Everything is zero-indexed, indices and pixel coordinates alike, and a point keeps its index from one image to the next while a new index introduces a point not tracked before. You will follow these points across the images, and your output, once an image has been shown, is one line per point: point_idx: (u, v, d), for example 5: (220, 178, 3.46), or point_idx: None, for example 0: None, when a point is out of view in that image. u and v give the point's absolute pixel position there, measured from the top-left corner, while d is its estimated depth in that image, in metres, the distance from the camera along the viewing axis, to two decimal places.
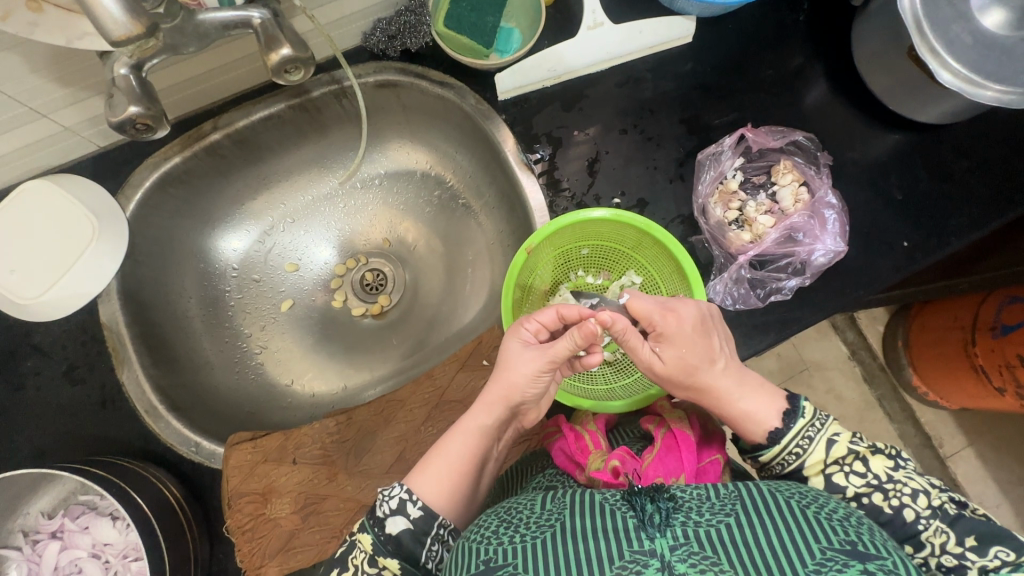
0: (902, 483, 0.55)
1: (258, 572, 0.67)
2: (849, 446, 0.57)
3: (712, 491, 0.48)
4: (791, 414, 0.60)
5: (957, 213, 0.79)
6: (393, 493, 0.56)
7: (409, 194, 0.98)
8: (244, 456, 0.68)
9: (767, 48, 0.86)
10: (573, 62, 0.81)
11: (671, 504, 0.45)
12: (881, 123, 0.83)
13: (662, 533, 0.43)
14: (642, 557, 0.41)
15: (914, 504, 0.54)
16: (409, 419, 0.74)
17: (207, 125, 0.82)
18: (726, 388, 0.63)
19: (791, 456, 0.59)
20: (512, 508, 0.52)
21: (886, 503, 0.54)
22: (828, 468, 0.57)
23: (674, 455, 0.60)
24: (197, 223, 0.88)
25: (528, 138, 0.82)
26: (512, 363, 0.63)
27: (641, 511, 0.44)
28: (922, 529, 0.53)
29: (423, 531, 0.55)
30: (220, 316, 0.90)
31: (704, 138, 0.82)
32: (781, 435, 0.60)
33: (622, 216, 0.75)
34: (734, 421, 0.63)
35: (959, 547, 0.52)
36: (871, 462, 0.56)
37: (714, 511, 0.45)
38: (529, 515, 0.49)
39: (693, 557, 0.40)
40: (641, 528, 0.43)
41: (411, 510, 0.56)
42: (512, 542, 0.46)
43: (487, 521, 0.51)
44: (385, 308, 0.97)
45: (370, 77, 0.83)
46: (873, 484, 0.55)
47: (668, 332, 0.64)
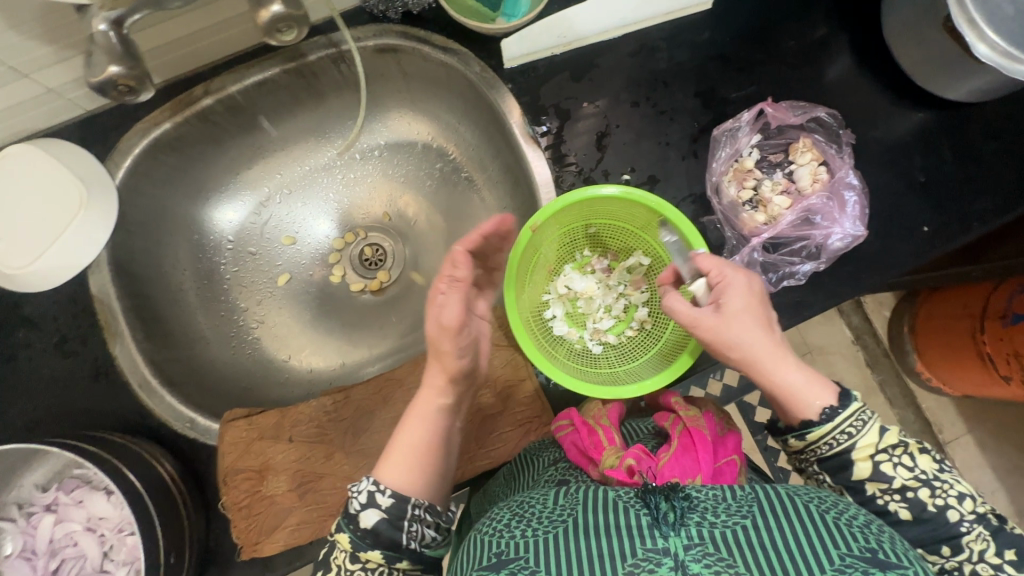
0: (949, 484, 0.55)
1: (255, 549, 0.66)
2: (900, 437, 0.56)
3: (727, 490, 0.46)
4: (844, 396, 0.57)
5: (983, 197, 0.76)
6: (362, 488, 0.54)
7: (411, 166, 0.95)
8: (239, 432, 0.69)
9: (792, 17, 0.81)
10: (584, 29, 0.77)
11: (687, 504, 0.43)
12: (908, 100, 0.79)
13: (676, 532, 0.41)
14: (654, 556, 0.40)
15: (959, 507, 0.54)
16: (408, 399, 0.71)
17: (198, 89, 0.78)
18: (778, 356, 0.61)
19: (841, 439, 0.56)
20: (524, 501, 0.51)
21: (932, 501, 0.54)
22: (877, 455, 0.55)
23: (690, 455, 0.58)
24: (190, 193, 0.85)
25: (536, 109, 0.78)
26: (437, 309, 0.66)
27: (656, 510, 0.43)
28: (965, 532, 0.53)
29: (399, 517, 0.54)
30: (216, 289, 0.88)
31: (720, 113, 0.78)
32: (833, 414, 0.56)
33: (633, 194, 0.71)
34: (785, 394, 0.59)
35: (997, 558, 0.52)
36: (919, 458, 0.55)
37: (730, 512, 0.43)
38: (541, 509, 0.48)
39: (708, 558, 0.39)
40: (655, 526, 0.42)
41: (381, 500, 0.54)
42: (522, 534, 0.45)
43: (499, 513, 0.50)
44: (385, 284, 0.95)
45: (370, 41, 0.79)
46: (921, 479, 0.54)
47: (730, 281, 0.63)
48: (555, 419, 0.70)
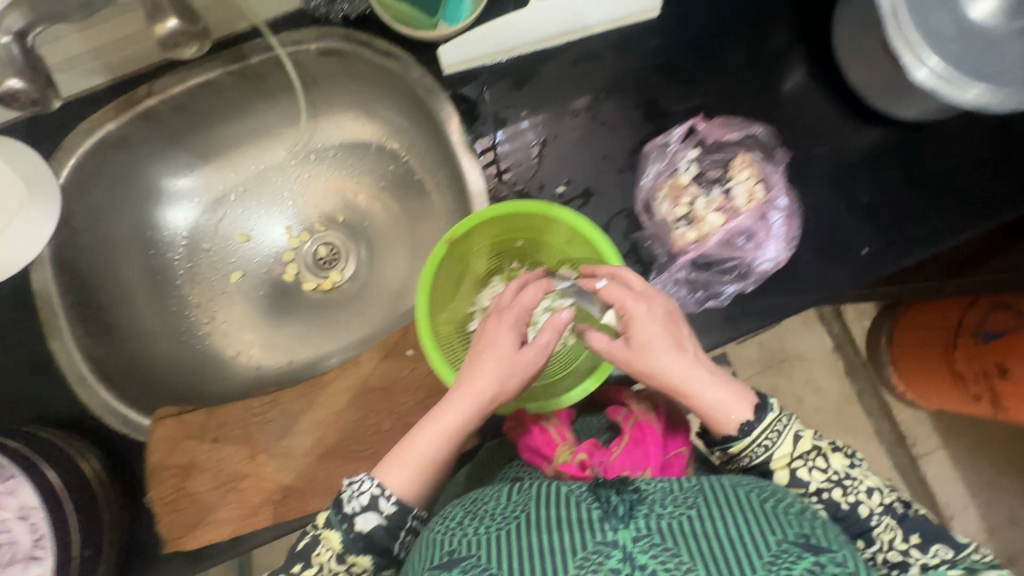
0: (859, 481, 0.57)
1: (177, 543, 0.69)
2: (812, 442, 0.59)
3: (675, 483, 0.48)
4: (761, 409, 0.58)
5: (929, 221, 0.74)
6: (365, 491, 0.56)
7: (365, 166, 0.96)
8: (167, 430, 0.71)
9: (744, 27, 0.78)
10: (524, 37, 0.75)
11: (637, 497, 0.45)
12: (856, 118, 0.76)
13: (625, 525, 0.42)
14: (604, 548, 0.41)
15: (868, 501, 0.56)
16: (332, 404, 0.72)
17: (142, 90, 0.79)
18: (691, 379, 0.59)
19: (759, 452, 0.58)
20: (478, 499, 0.52)
21: (844, 499, 0.56)
22: (793, 463, 0.58)
23: (640, 449, 0.63)
24: (140, 191, 0.87)
25: (473, 117, 0.77)
26: (497, 344, 0.60)
27: (606, 502, 0.44)
28: (874, 526, 0.55)
29: (397, 525, 0.57)
30: (165, 286, 0.89)
31: (661, 126, 0.77)
32: (751, 429, 0.57)
33: (555, 211, 0.70)
34: (707, 413, 0.59)
35: (905, 544, 0.55)
36: (831, 459, 0.58)
37: (677, 504, 0.45)
38: (495, 507, 0.49)
39: (654, 548, 0.41)
40: (605, 519, 0.43)
41: (383, 506, 0.57)
42: (477, 531, 0.46)
43: (453, 510, 0.51)
44: (337, 284, 0.98)
45: (312, 44, 0.79)
46: (833, 479, 0.57)
47: (638, 308, 0.59)
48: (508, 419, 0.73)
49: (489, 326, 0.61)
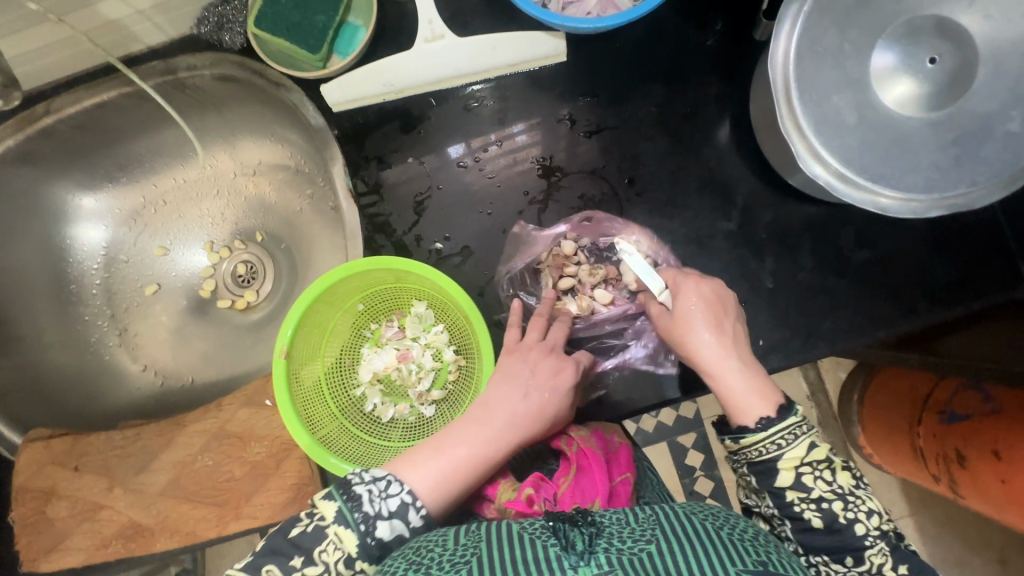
0: (861, 499, 0.52)
1: (30, 565, 0.71)
2: (827, 452, 0.52)
3: (630, 516, 0.48)
4: (784, 410, 0.54)
5: (836, 316, 0.67)
6: (394, 495, 0.50)
7: (282, 188, 0.94)
8: (34, 453, 0.73)
9: (657, 80, 0.71)
10: (410, 78, 0.70)
11: (594, 530, 0.44)
12: (771, 192, 0.69)
13: (585, 562, 0.41)
14: None
15: (866, 522, 0.51)
16: (189, 445, 0.72)
17: (41, 107, 0.79)
18: (726, 364, 0.58)
19: (770, 448, 0.53)
20: (420, 547, 0.48)
21: (843, 514, 0.51)
22: (801, 467, 0.52)
23: (588, 477, 0.57)
24: (49, 207, 0.88)
25: (357, 160, 0.73)
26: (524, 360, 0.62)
27: (565, 539, 0.43)
28: (869, 547, 0.51)
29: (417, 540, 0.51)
30: (76, 297, 0.91)
31: (554, 184, 0.71)
32: (767, 424, 0.53)
33: (397, 262, 0.63)
34: (723, 397, 0.57)
35: (893, 572, 0.50)
36: (838, 475, 0.52)
37: (635, 538, 0.44)
38: (440, 553, 0.46)
39: None
40: (563, 556, 0.42)
41: (411, 517, 0.50)
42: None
43: (393, 564, 0.46)
44: (252, 303, 0.96)
45: (206, 70, 0.77)
46: (837, 492, 0.52)
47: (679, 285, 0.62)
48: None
49: (508, 360, 0.62)
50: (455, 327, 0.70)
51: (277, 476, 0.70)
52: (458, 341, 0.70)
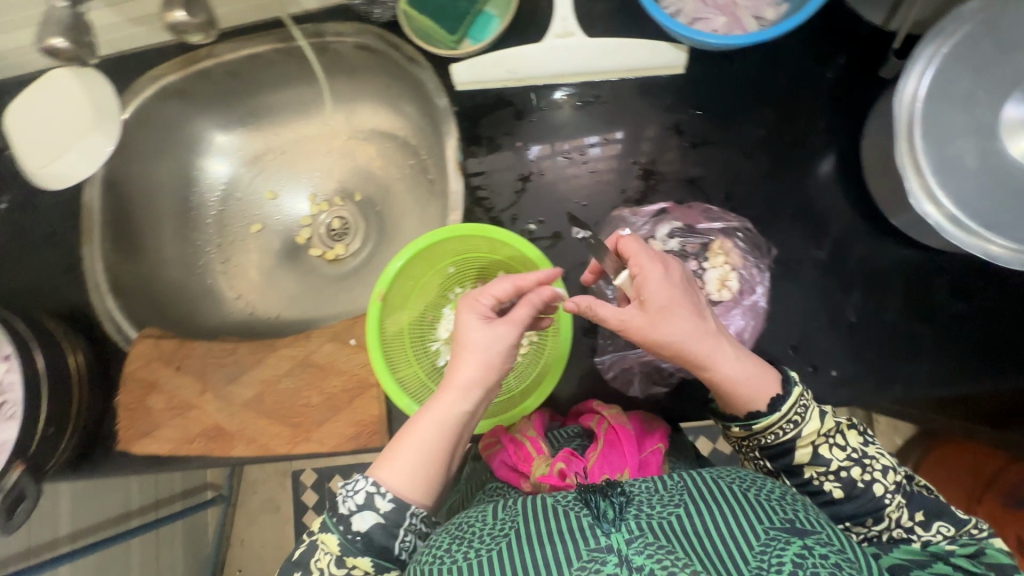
0: (875, 460, 0.60)
1: (126, 445, 0.80)
2: (836, 422, 0.60)
3: (659, 482, 0.55)
4: (787, 383, 0.60)
5: (914, 363, 0.66)
6: (360, 489, 0.60)
7: (388, 156, 1.02)
8: (146, 348, 0.82)
9: (770, 103, 0.73)
10: (534, 70, 0.74)
11: (624, 499, 0.52)
12: (869, 229, 0.69)
13: (616, 529, 0.48)
14: (600, 555, 0.46)
15: (883, 480, 0.59)
16: (276, 366, 0.79)
17: (203, 51, 0.90)
18: (712, 348, 0.60)
19: (787, 427, 0.60)
20: (463, 522, 0.56)
21: (861, 478, 0.59)
22: (817, 441, 0.60)
23: (617, 451, 0.67)
24: (190, 139, 0.98)
25: (470, 137, 0.79)
26: (472, 339, 0.61)
27: (596, 509, 0.50)
28: (888, 505, 0.59)
29: (394, 522, 0.59)
30: (194, 222, 1.00)
31: (652, 188, 0.74)
32: (779, 404, 0.59)
33: (494, 232, 0.68)
34: (728, 386, 0.60)
35: (910, 521, 0.59)
36: (849, 437, 0.61)
37: (664, 502, 0.52)
38: (482, 528, 0.54)
39: (648, 548, 0.46)
40: (595, 526, 0.49)
41: (379, 504, 0.59)
42: (465, 557, 0.51)
43: (439, 538, 0.56)
44: (341, 256, 1.05)
45: (349, 37, 0.86)
46: (853, 459, 0.60)
47: (651, 277, 0.60)
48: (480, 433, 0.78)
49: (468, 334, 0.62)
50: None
51: (347, 410, 0.77)
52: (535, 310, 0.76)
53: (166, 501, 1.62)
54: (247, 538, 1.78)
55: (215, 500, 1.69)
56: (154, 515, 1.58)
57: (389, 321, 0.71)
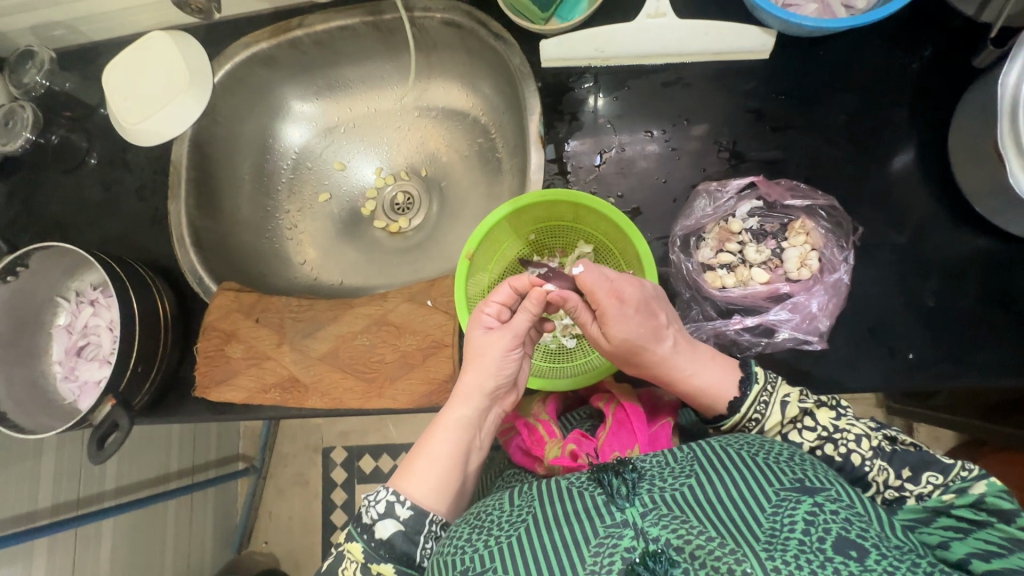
0: (848, 431, 0.59)
1: (203, 391, 0.83)
2: (799, 406, 0.62)
3: (670, 456, 0.55)
4: (746, 380, 0.64)
5: (992, 349, 0.67)
6: (382, 498, 0.64)
7: (458, 133, 1.04)
8: (226, 299, 0.85)
9: (854, 91, 0.75)
10: (622, 48, 0.77)
11: (636, 475, 0.52)
12: (951, 218, 0.71)
13: (631, 504, 0.50)
14: (616, 530, 0.48)
15: (859, 449, 0.58)
16: (352, 323, 0.82)
17: (295, 21, 0.94)
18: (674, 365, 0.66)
19: (751, 424, 0.64)
20: (481, 511, 0.57)
21: (835, 453, 0.59)
22: (784, 429, 0.62)
23: (626, 429, 0.69)
24: (271, 108, 1.02)
25: (553, 112, 0.81)
26: (483, 348, 0.69)
27: (609, 487, 0.51)
28: (869, 471, 0.58)
29: (414, 529, 0.63)
30: (267, 188, 1.04)
31: (732, 168, 0.76)
32: (739, 405, 0.63)
33: (584, 199, 0.72)
34: (697, 396, 0.66)
35: (897, 481, 0.57)
36: (817, 417, 0.61)
37: (675, 475, 0.52)
38: (500, 515, 0.55)
39: (661, 519, 0.48)
40: (610, 502, 0.50)
41: (399, 512, 0.63)
42: (485, 545, 0.51)
43: (460, 528, 0.57)
44: (403, 229, 1.06)
45: (437, 13, 0.89)
46: (824, 437, 0.60)
47: (614, 313, 0.65)
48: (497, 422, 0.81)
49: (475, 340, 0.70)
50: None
51: (420, 369, 0.79)
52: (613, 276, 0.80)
53: (200, 468, 1.48)
54: (275, 511, 1.62)
55: (247, 471, 1.57)
56: (190, 480, 1.43)
57: (474, 283, 0.77)
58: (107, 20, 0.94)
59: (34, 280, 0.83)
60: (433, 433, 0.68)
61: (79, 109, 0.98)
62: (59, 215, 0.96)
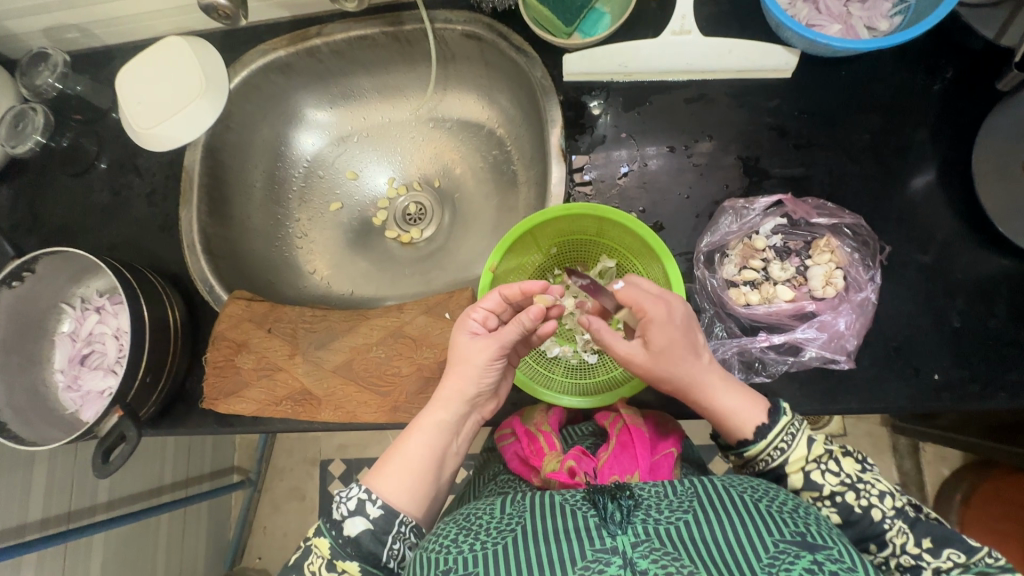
0: (872, 485, 0.58)
1: (211, 403, 0.80)
2: (825, 446, 0.59)
3: (669, 487, 0.53)
4: (774, 411, 0.62)
5: (1020, 370, 0.67)
6: (353, 496, 0.61)
7: (473, 145, 1.03)
8: (237, 308, 0.83)
9: (875, 111, 0.75)
10: (647, 64, 0.77)
11: (632, 503, 0.50)
12: (975, 239, 0.71)
13: (622, 531, 0.47)
14: (603, 556, 0.46)
15: (881, 505, 0.57)
16: (367, 335, 0.81)
17: (314, 30, 0.93)
18: (711, 383, 0.64)
19: (776, 454, 0.60)
20: (471, 513, 0.56)
21: (857, 503, 0.57)
22: (807, 466, 0.59)
23: (628, 453, 0.68)
24: (285, 115, 1.01)
25: (575, 125, 0.81)
26: (468, 354, 0.66)
27: (603, 510, 0.49)
28: (888, 530, 0.56)
29: (383, 530, 0.60)
30: (279, 196, 1.03)
31: (756, 185, 0.76)
32: (767, 430, 0.61)
33: (608, 214, 0.72)
34: (721, 417, 0.63)
35: (916, 548, 0.56)
36: (842, 462, 0.59)
37: (673, 509, 0.50)
38: (489, 521, 0.53)
39: (652, 553, 0.45)
40: (601, 526, 0.48)
41: (369, 510, 0.60)
42: (472, 549, 0.50)
43: (446, 527, 0.55)
44: (415, 239, 1.04)
45: (458, 25, 0.88)
46: (847, 484, 0.58)
47: (656, 321, 0.62)
48: (499, 424, 0.78)
49: (458, 346, 0.68)
50: None
51: (438, 382, 0.77)
52: None
53: (195, 480, 1.44)
54: (269, 526, 1.58)
55: (242, 484, 1.53)
56: (184, 494, 1.39)
57: (498, 294, 0.77)
58: (123, 23, 0.93)
59: (40, 285, 0.81)
60: (410, 434, 0.66)
61: (90, 113, 0.96)
62: (66, 220, 0.94)
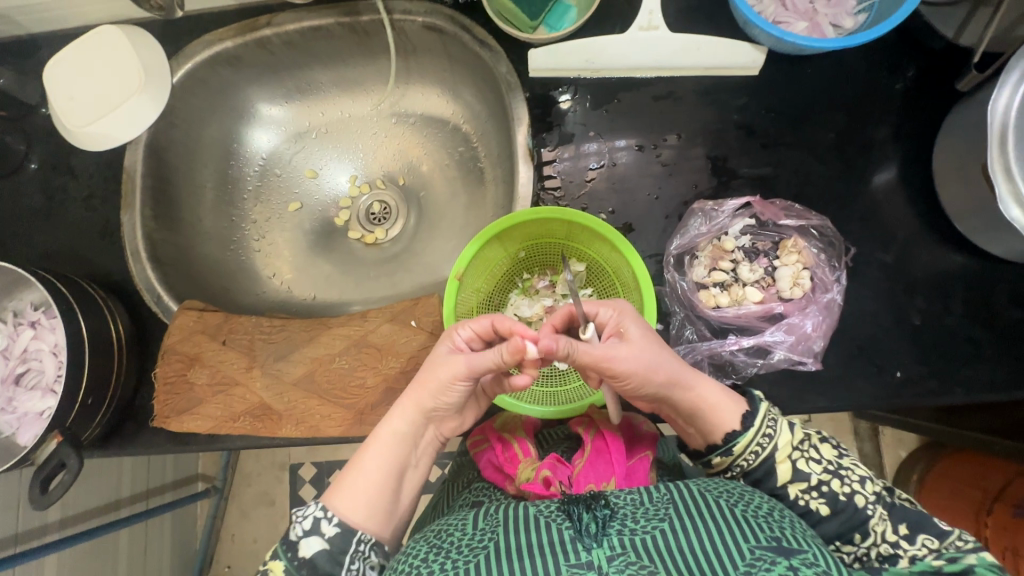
0: (852, 471, 0.58)
1: (162, 422, 0.76)
2: (805, 431, 0.60)
3: (645, 494, 0.51)
4: (751, 400, 0.62)
5: (977, 366, 0.69)
6: (308, 514, 0.58)
7: (438, 141, 0.99)
8: (187, 320, 0.78)
9: (840, 110, 0.76)
10: (614, 60, 0.75)
11: (608, 513, 0.48)
12: (934, 238, 0.72)
13: (598, 545, 0.46)
14: (578, 572, 0.44)
15: (862, 491, 0.57)
16: (330, 345, 0.77)
17: (263, 19, 0.87)
18: (689, 373, 0.63)
19: (766, 444, 0.59)
20: (441, 529, 0.53)
21: (841, 490, 0.57)
22: (793, 455, 0.59)
23: (604, 459, 0.65)
24: (235, 110, 0.95)
25: (542, 123, 0.78)
26: (437, 367, 0.62)
27: (579, 522, 0.47)
28: (871, 516, 0.56)
29: (340, 551, 0.57)
30: (231, 196, 0.97)
31: (724, 185, 0.75)
32: (752, 419, 0.60)
33: (575, 217, 0.71)
34: (709, 408, 0.62)
35: (894, 535, 0.56)
36: (823, 449, 0.59)
37: (649, 517, 0.48)
38: (460, 537, 0.50)
39: (628, 567, 0.44)
40: (577, 539, 0.46)
41: (325, 529, 0.57)
42: (443, 568, 0.47)
43: (416, 546, 0.52)
44: (380, 240, 1.00)
45: (418, 16, 0.84)
46: (831, 471, 0.58)
47: (628, 313, 0.63)
48: (470, 433, 0.76)
49: (433, 358, 0.63)
50: (602, 291, 0.79)
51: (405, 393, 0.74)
52: (605, 294, 0.79)
53: (155, 491, 1.37)
54: (238, 534, 1.53)
55: (208, 492, 1.47)
56: (144, 506, 1.32)
57: (466, 301, 0.75)
58: (49, 10, 0.85)
59: None
60: (368, 449, 0.62)
61: (16, 108, 0.88)
62: None
